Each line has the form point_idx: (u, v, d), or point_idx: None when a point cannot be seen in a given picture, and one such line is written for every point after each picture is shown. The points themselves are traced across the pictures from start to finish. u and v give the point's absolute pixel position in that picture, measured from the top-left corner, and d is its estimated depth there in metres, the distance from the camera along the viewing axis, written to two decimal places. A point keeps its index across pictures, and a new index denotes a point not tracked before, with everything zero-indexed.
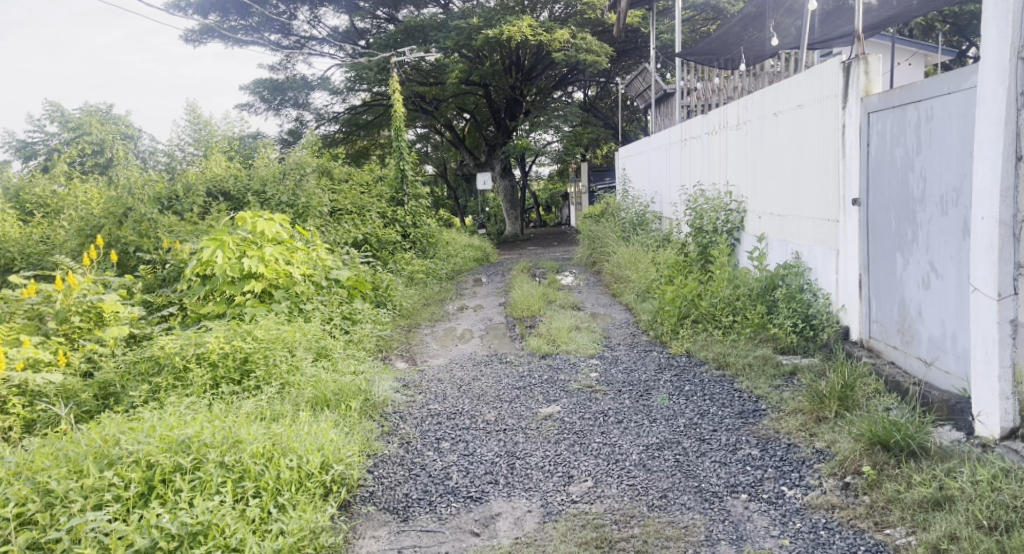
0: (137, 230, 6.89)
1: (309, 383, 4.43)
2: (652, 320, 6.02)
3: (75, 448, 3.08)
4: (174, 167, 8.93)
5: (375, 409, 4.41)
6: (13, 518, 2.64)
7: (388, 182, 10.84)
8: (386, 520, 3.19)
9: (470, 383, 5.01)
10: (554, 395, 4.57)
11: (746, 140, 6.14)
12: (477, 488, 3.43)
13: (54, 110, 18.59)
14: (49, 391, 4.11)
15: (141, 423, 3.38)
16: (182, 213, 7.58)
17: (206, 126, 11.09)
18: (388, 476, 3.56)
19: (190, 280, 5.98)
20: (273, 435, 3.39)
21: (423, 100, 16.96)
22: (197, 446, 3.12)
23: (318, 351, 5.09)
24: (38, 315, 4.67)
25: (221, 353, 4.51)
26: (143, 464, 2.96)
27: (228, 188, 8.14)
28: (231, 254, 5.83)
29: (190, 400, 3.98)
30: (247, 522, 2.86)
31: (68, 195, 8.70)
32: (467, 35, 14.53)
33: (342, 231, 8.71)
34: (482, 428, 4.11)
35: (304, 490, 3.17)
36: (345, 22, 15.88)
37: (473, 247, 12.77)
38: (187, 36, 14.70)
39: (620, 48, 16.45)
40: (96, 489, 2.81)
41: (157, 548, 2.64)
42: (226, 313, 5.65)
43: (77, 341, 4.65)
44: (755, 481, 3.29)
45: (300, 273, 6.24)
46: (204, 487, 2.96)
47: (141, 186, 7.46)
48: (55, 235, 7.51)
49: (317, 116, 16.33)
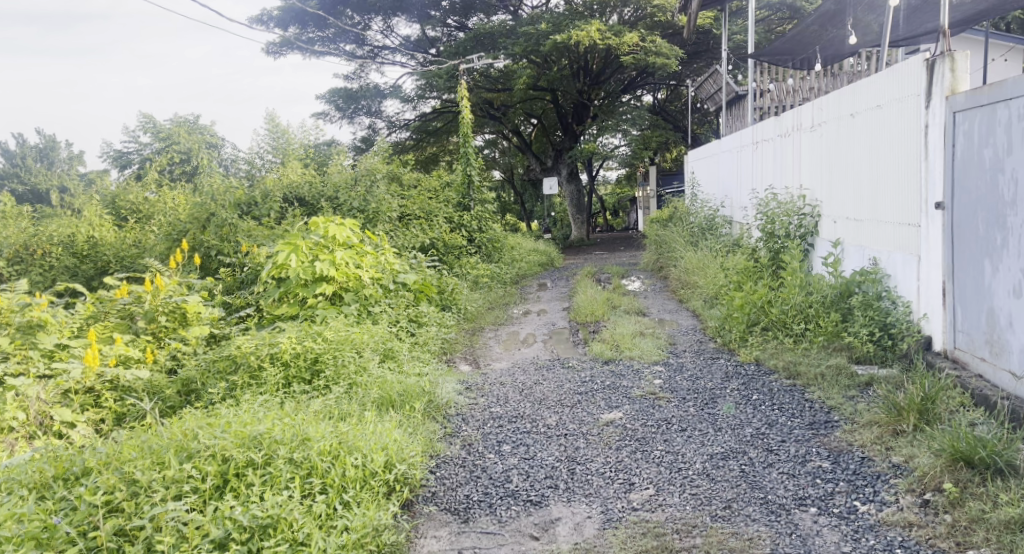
0: (219, 234, 7.18)
1: (376, 384, 4.51)
2: (719, 327, 5.87)
3: (156, 440, 3.18)
4: (254, 175, 9.33)
5: (438, 411, 4.47)
6: (102, 506, 2.75)
7: (455, 188, 11.01)
8: (447, 521, 3.23)
9: (531, 387, 5.01)
10: (617, 401, 4.53)
11: (821, 142, 5.94)
12: (537, 492, 3.43)
13: (148, 122, 19.57)
14: (138, 387, 4.29)
15: (218, 420, 3.51)
16: (260, 219, 7.88)
17: (284, 135, 11.49)
18: (449, 477, 3.59)
19: (266, 283, 6.20)
20: (340, 434, 3.46)
21: (490, 105, 17.06)
22: (268, 442, 3.21)
23: (385, 353, 5.18)
24: (129, 314, 4.90)
25: (293, 353, 4.66)
26: (218, 458, 3.06)
27: (303, 195, 8.42)
28: (305, 258, 6.05)
29: (263, 397, 4.11)
30: (314, 517, 2.93)
31: (158, 203, 9.17)
32: (536, 41, 14.45)
33: (411, 235, 8.79)
34: (543, 433, 4.10)
35: (368, 488, 3.24)
36: (416, 31, 16.08)
37: (538, 252, 12.77)
38: (268, 48, 15.27)
39: (691, 50, 16.13)
40: (176, 481, 2.91)
41: (230, 539, 2.74)
42: (298, 315, 5.85)
43: (163, 340, 4.86)
44: (825, 494, 3.19)
45: (368, 277, 6.37)
46: (274, 482, 3.05)
47: (224, 193, 7.82)
48: (146, 239, 7.88)
49: (388, 124, 16.62)
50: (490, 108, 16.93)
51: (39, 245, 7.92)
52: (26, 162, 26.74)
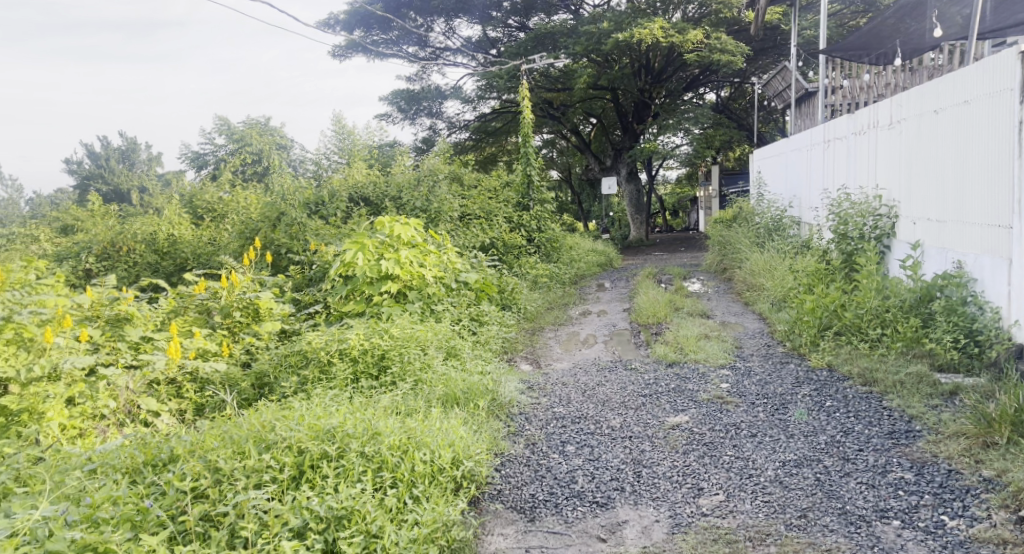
0: (289, 233, 7.47)
1: (440, 381, 4.55)
2: (788, 331, 5.72)
3: (236, 429, 3.27)
4: (322, 175, 9.57)
5: (502, 410, 4.47)
6: (188, 492, 2.85)
7: (515, 188, 11.03)
8: (513, 519, 3.23)
9: (594, 388, 4.97)
10: (682, 405, 4.46)
11: (900, 140, 5.73)
12: (603, 494, 3.40)
13: (223, 124, 20.23)
14: (216, 379, 4.45)
15: (292, 412, 3.60)
16: (327, 218, 8.07)
17: (350, 136, 11.74)
18: (514, 476, 3.58)
19: (333, 281, 6.34)
20: (408, 429, 3.50)
21: (550, 105, 17.03)
22: (341, 436, 3.28)
23: (448, 351, 5.21)
24: (207, 310, 5.11)
25: (361, 349, 4.75)
26: (294, 449, 3.13)
27: (368, 194, 8.59)
28: (371, 257, 6.18)
29: (332, 392, 4.21)
30: (385, 510, 2.98)
31: (232, 202, 9.47)
32: (597, 40, 14.33)
33: (471, 235, 8.84)
34: (607, 434, 4.06)
35: (437, 484, 3.26)
36: (478, 32, 16.19)
37: (596, 252, 12.69)
38: (334, 52, 15.62)
39: (757, 47, 15.77)
40: (255, 470, 3.00)
41: (308, 529, 2.81)
42: (364, 312, 5.95)
43: (238, 335, 5.04)
44: (909, 507, 3.08)
45: (431, 276, 6.43)
46: (347, 475, 3.11)
47: (293, 193, 8.06)
48: (221, 237, 8.16)
49: (449, 124, 16.75)
50: (550, 108, 16.90)
51: (123, 242, 8.28)
52: (110, 162, 28.02)
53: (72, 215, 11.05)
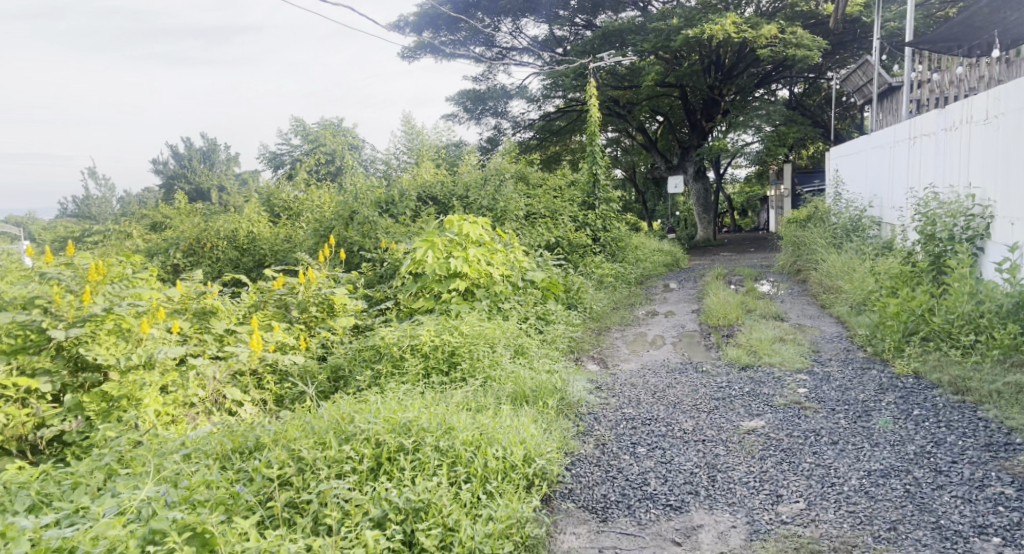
0: (361, 231, 7.65)
1: (509, 379, 4.56)
2: (869, 336, 5.52)
3: (317, 421, 3.36)
4: (391, 175, 9.74)
5: (570, 409, 4.42)
6: (274, 479, 2.94)
7: (580, 186, 10.96)
8: (585, 519, 3.22)
9: (665, 389, 4.90)
10: (758, 409, 4.35)
11: (996, 136, 5.45)
12: (677, 497, 3.35)
13: (298, 126, 20.80)
14: (294, 372, 4.62)
15: (368, 405, 3.68)
16: (396, 216, 8.21)
17: (418, 136, 11.91)
18: (585, 475, 3.55)
19: (404, 278, 6.50)
20: (480, 425, 3.53)
21: (616, 103, 16.90)
22: (416, 430, 3.33)
23: (517, 349, 5.19)
24: (285, 305, 5.23)
25: (431, 346, 4.82)
26: (372, 441, 3.21)
27: (436, 193, 8.74)
28: (440, 254, 6.25)
29: (406, 387, 4.29)
30: (460, 504, 3.01)
31: (307, 201, 9.74)
32: (666, 37, 14.11)
33: (537, 234, 8.82)
34: (680, 437, 3.99)
35: (509, 481, 3.28)
36: (544, 32, 16.16)
37: (663, 252, 12.52)
38: (403, 53, 15.86)
39: (835, 41, 15.26)
40: (337, 460, 3.08)
41: (388, 519, 2.87)
42: (434, 309, 6.03)
43: (314, 329, 5.21)
44: (1009, 524, 2.96)
45: (498, 274, 6.46)
46: (423, 468, 3.16)
47: (366, 192, 8.25)
48: (297, 234, 8.41)
49: (513, 124, 16.78)
50: (616, 106, 16.77)
51: (207, 239, 8.63)
52: (192, 161, 29.19)
53: (159, 213, 11.58)
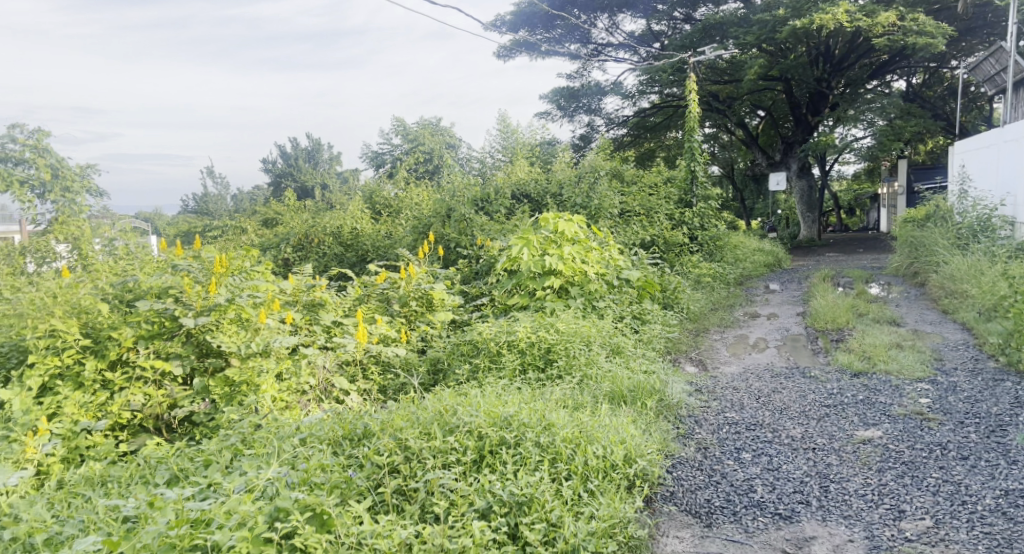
0: (459, 229, 7.81)
1: (606, 378, 4.51)
2: (1001, 345, 5.18)
3: (422, 412, 3.44)
4: (487, 173, 9.86)
5: (670, 411, 4.32)
6: (384, 466, 3.04)
7: (678, 183, 10.75)
8: (688, 522, 3.16)
9: (769, 394, 4.73)
10: (874, 418, 4.14)
11: None
12: (787, 506, 3.25)
13: (399, 126, 21.36)
14: (396, 363, 4.76)
15: (469, 399, 3.73)
16: (492, 213, 8.32)
17: (514, 135, 12.01)
18: (687, 478, 3.48)
19: (500, 275, 6.60)
20: (579, 423, 3.52)
21: (715, 98, 16.47)
22: (517, 425, 3.36)
23: (613, 348, 5.13)
24: (387, 299, 5.41)
25: (528, 342, 4.85)
26: (475, 434, 3.26)
27: (530, 191, 8.82)
28: (535, 252, 6.29)
29: (504, 382, 4.33)
30: (563, 501, 3.02)
31: (406, 198, 9.99)
32: (771, 29, 13.63)
33: (632, 232, 8.70)
34: (788, 444, 3.85)
35: (610, 480, 3.25)
36: (642, 27, 15.93)
37: (764, 252, 12.14)
38: (499, 52, 16.03)
39: (961, 28, 14.32)
40: (442, 451, 3.15)
41: (492, 511, 2.92)
42: (529, 305, 6.08)
43: (414, 323, 5.36)
44: None
45: (594, 272, 6.41)
46: (525, 463, 3.19)
47: (463, 189, 8.41)
48: (397, 231, 8.66)
49: (607, 121, 16.58)
50: (715, 101, 16.37)
51: (315, 235, 9.00)
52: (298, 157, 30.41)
53: (270, 209, 12.16)
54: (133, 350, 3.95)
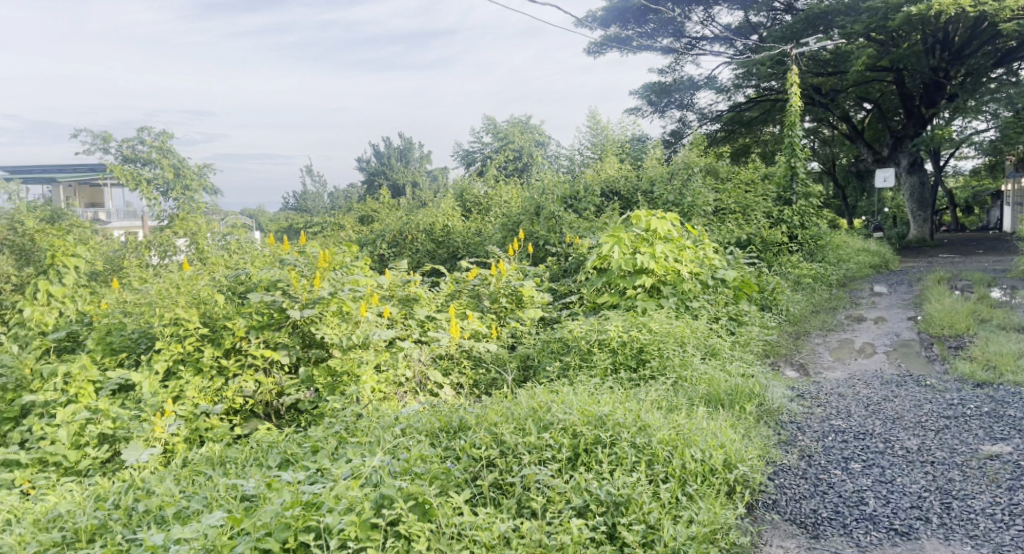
0: (548, 226, 7.84)
1: (702, 380, 4.43)
2: None
3: (517, 407, 3.48)
4: (576, 170, 9.87)
5: (770, 416, 4.20)
6: (481, 459, 3.10)
7: (776, 180, 10.42)
8: (793, 532, 3.08)
9: (880, 403, 4.52)
10: (1000, 433, 3.90)
11: None
12: (903, 522, 3.12)
13: (490, 124, 21.58)
14: (487, 359, 4.84)
15: (563, 396, 3.74)
16: (581, 211, 8.32)
17: (604, 132, 11.96)
18: (791, 487, 3.38)
19: (589, 273, 6.62)
20: (677, 425, 3.47)
21: (817, 91, 15.80)
22: (613, 424, 3.35)
23: (709, 350, 5.02)
24: (478, 294, 5.54)
25: (620, 341, 4.83)
26: (570, 432, 3.28)
27: (620, 188, 8.74)
28: (626, 250, 6.26)
29: (596, 381, 4.32)
30: (661, 503, 2.99)
31: (496, 196, 10.11)
32: (882, 16, 12.95)
33: (727, 230, 8.49)
34: (901, 456, 3.68)
35: (710, 485, 3.19)
36: (739, 18, 15.51)
37: (869, 252, 11.60)
38: (589, 48, 15.97)
39: None
40: (537, 447, 3.18)
41: (589, 509, 2.93)
42: (619, 304, 6.05)
43: (504, 319, 5.43)
44: None
45: (687, 272, 6.28)
46: (621, 463, 3.18)
47: (553, 187, 8.46)
48: (487, 229, 8.78)
49: (700, 116, 16.22)
50: (817, 95, 15.73)
51: (409, 232, 9.21)
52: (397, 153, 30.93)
53: (365, 207, 12.52)
54: (245, 340, 4.18)
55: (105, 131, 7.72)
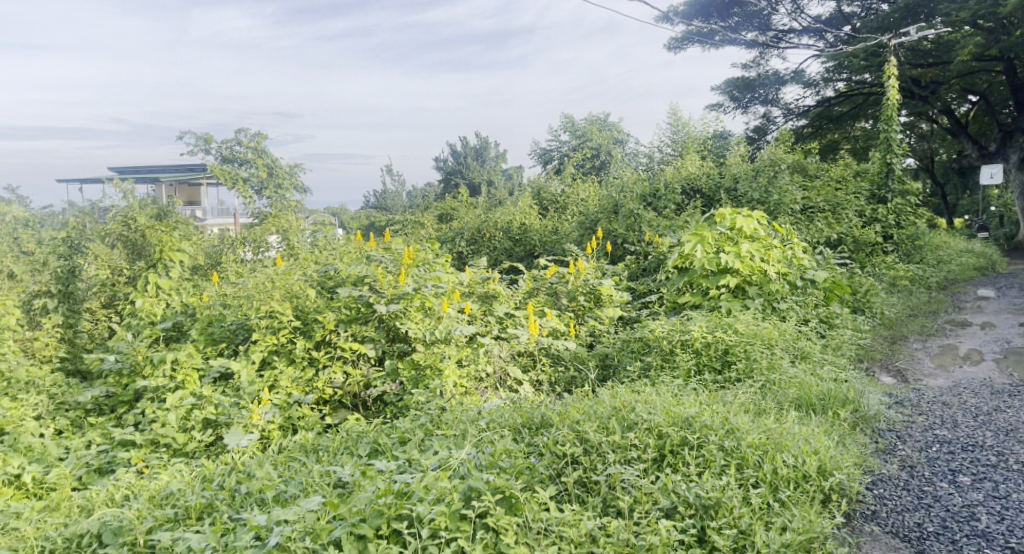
0: (626, 224, 7.76)
1: (792, 383, 4.30)
2: None
3: (599, 406, 3.46)
4: (656, 168, 9.74)
5: (867, 423, 4.02)
6: (565, 456, 3.10)
7: (870, 178, 10.00)
8: (896, 546, 2.95)
9: (989, 413, 4.27)
10: None
11: None
12: (1019, 540, 2.95)
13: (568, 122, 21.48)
14: (566, 356, 4.84)
15: (647, 396, 3.69)
16: (661, 210, 8.21)
17: (686, 129, 11.75)
18: (892, 498, 3.24)
19: (669, 272, 6.55)
20: (767, 429, 3.38)
21: (915, 84, 15.01)
22: (700, 426, 3.29)
23: (799, 353, 4.85)
24: (555, 293, 5.55)
25: (703, 342, 4.74)
26: (656, 432, 3.23)
27: (702, 186, 8.57)
28: (710, 249, 6.15)
29: (681, 382, 4.25)
30: (753, 509, 2.93)
31: (574, 194, 10.08)
32: (991, 3, 12.23)
33: (816, 229, 8.20)
34: (1016, 471, 3.47)
35: (804, 492, 3.10)
36: (830, 9, 14.98)
37: (973, 253, 10.98)
38: (669, 44, 15.74)
39: None
40: (622, 446, 3.16)
41: (677, 511, 2.89)
42: (702, 304, 5.95)
43: (583, 317, 5.41)
44: None
45: (775, 272, 6.09)
46: (709, 466, 3.12)
47: (632, 185, 8.37)
48: (563, 227, 8.76)
49: (785, 111, 15.74)
50: (915, 87, 14.99)
51: (487, 229, 9.29)
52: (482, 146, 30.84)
53: (444, 205, 12.69)
54: (334, 333, 4.31)
55: (206, 132, 8.08)
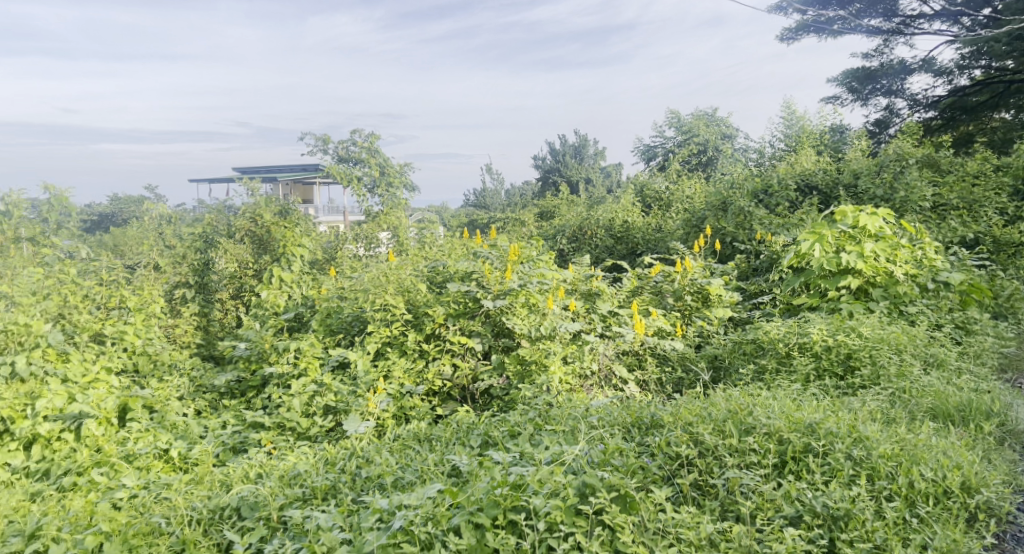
0: (736, 222, 7.49)
1: (926, 392, 4.00)
2: None
3: (714, 408, 3.33)
4: (767, 163, 9.35)
5: (1015, 438, 3.68)
6: (680, 457, 3.01)
7: (1012, 172, 9.20)
8: None
9: None
10: None
11: None
12: None
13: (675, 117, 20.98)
14: (673, 357, 4.71)
15: (765, 400, 3.53)
16: (774, 207, 7.87)
17: (801, 123, 11.23)
18: None
19: (783, 272, 6.29)
20: (899, 439, 3.16)
21: None
22: (824, 433, 3.11)
23: (931, 360, 4.52)
24: (660, 292, 5.40)
25: (824, 346, 4.50)
26: (776, 437, 3.09)
27: (818, 182, 8.16)
28: (829, 248, 5.85)
29: (801, 387, 4.04)
30: (887, 523, 2.75)
31: (679, 191, 9.82)
32: None
33: (947, 228, 7.64)
34: None
35: (944, 508, 2.87)
36: None
37: None
38: (784, 35, 15.09)
39: None
40: (740, 450, 3.03)
41: (803, 520, 2.75)
42: (820, 306, 5.65)
43: (692, 317, 5.26)
44: None
45: (902, 273, 5.72)
46: (836, 475, 2.94)
47: (743, 181, 8.07)
48: (668, 224, 8.54)
49: (911, 103, 14.77)
50: None
51: (590, 226, 9.21)
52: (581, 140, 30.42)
53: (546, 202, 12.69)
54: (444, 327, 4.38)
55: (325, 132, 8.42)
